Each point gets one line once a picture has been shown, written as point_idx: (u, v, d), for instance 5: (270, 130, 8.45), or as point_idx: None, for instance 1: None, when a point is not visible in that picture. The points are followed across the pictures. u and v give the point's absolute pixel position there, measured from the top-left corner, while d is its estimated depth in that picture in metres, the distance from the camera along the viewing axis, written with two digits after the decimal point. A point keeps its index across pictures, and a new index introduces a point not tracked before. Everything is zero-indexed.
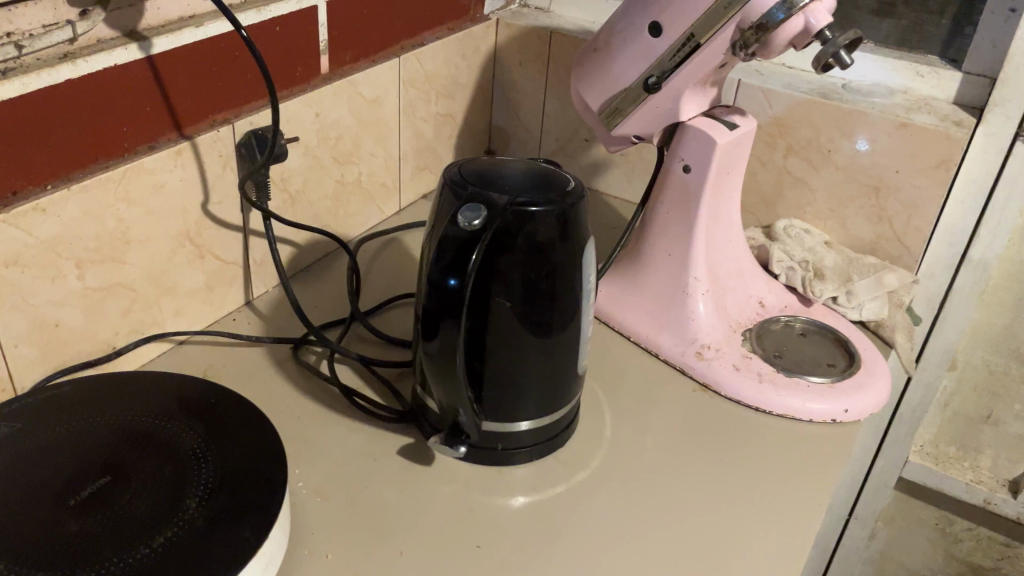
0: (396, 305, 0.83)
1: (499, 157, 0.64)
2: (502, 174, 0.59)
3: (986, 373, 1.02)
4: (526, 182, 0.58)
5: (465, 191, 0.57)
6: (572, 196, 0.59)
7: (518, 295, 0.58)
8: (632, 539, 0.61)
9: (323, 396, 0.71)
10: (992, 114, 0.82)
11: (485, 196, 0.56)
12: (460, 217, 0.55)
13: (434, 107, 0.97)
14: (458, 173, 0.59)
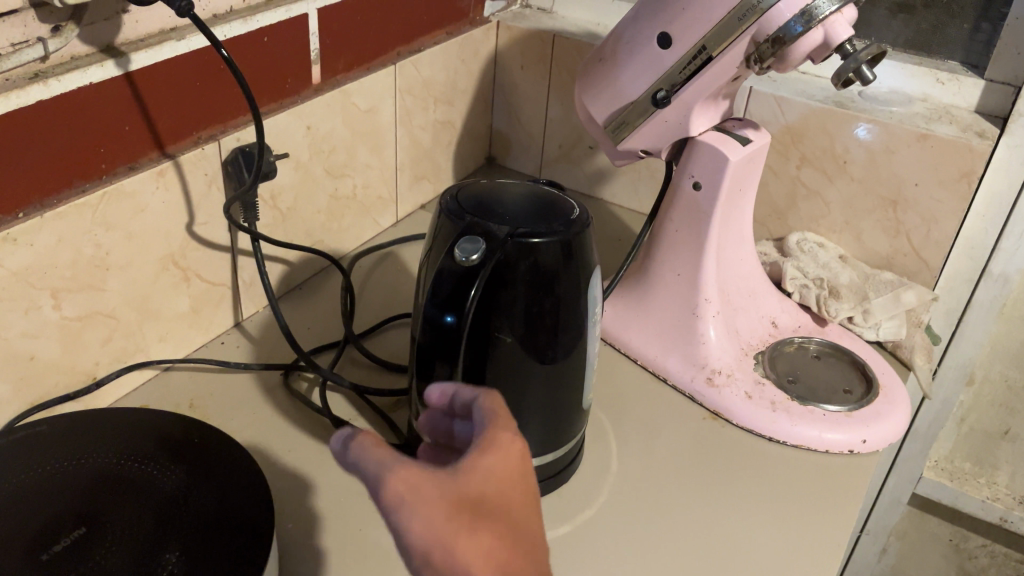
0: (391, 326, 0.79)
1: (497, 179, 0.60)
2: (502, 201, 0.55)
3: (1004, 388, 0.98)
4: (527, 210, 0.55)
5: (462, 221, 0.53)
6: (576, 222, 0.55)
7: (520, 330, 0.54)
8: None
9: (314, 428, 0.67)
10: (1016, 124, 0.78)
11: (484, 227, 0.52)
12: (457, 250, 0.51)
13: (432, 114, 0.93)
14: (454, 200, 0.55)
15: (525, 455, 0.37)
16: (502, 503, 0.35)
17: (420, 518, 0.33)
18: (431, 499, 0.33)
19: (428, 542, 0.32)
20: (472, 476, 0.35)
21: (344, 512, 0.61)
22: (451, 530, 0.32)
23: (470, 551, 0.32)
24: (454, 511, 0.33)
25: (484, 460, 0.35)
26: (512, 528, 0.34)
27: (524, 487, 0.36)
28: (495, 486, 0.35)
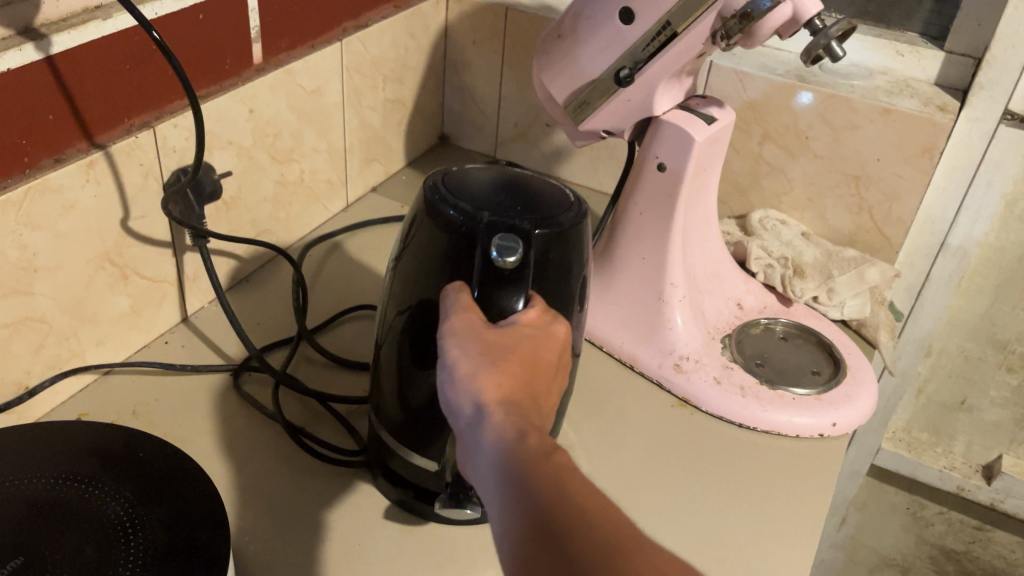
0: (344, 320, 0.76)
1: (466, 168, 0.56)
2: (491, 187, 0.52)
3: (961, 359, 0.99)
4: (521, 198, 0.51)
5: (457, 213, 0.49)
6: (568, 212, 0.53)
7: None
8: None
9: (268, 433, 0.64)
10: (976, 98, 0.78)
11: (482, 218, 0.48)
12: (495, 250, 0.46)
13: (382, 93, 0.89)
14: (438, 188, 0.52)
15: (565, 342, 0.45)
16: (530, 352, 0.42)
17: (457, 347, 0.42)
18: (473, 336, 0.42)
19: (461, 363, 0.41)
20: (509, 331, 0.43)
21: (305, 517, 0.58)
22: (479, 359, 0.41)
23: (487, 373, 0.40)
24: (488, 349, 0.41)
25: (524, 325, 0.44)
26: (530, 377, 0.41)
27: (554, 359, 0.43)
28: (526, 344, 0.42)
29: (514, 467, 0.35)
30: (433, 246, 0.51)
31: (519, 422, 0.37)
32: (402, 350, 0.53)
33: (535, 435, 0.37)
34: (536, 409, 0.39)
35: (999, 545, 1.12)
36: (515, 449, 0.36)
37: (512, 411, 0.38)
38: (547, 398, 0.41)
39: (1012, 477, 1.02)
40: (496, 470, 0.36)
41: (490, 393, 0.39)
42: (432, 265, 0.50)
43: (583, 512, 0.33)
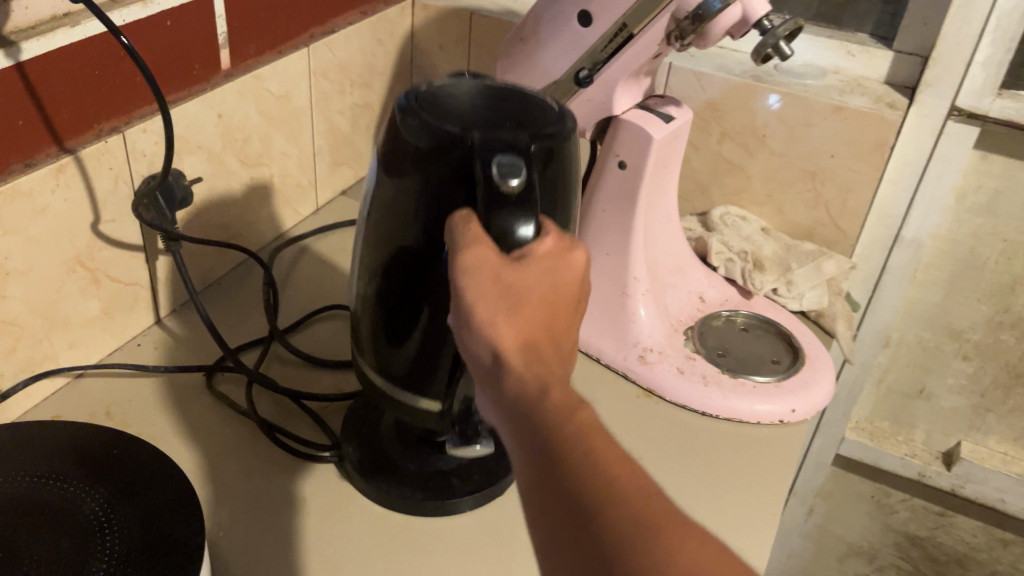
0: (315, 320, 0.77)
1: (439, 80, 0.52)
2: (465, 100, 0.49)
3: (918, 349, 1.02)
4: (501, 109, 0.49)
5: (438, 133, 0.46)
6: (555, 118, 0.50)
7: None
8: None
9: (241, 430, 0.65)
10: (924, 95, 0.82)
11: (468, 136, 0.46)
12: (498, 171, 0.43)
13: (349, 97, 0.90)
14: (411, 107, 0.49)
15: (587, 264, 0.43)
16: (548, 290, 0.41)
17: (472, 291, 0.41)
18: (490, 274, 0.41)
19: (478, 307, 0.40)
20: (525, 265, 0.41)
21: (278, 511, 0.59)
22: (496, 306, 0.40)
23: (504, 323, 0.39)
24: (504, 292, 0.40)
25: (543, 256, 0.42)
26: (547, 321, 0.40)
27: (575, 291, 0.42)
28: (544, 282, 0.41)
29: (538, 430, 0.36)
30: (415, 174, 0.48)
31: (540, 379, 0.38)
32: (387, 304, 0.53)
33: (556, 391, 0.37)
34: (556, 360, 0.39)
35: (961, 530, 1.15)
36: (537, 407, 0.36)
37: (531, 367, 0.38)
38: (568, 335, 0.41)
39: (970, 463, 1.04)
40: (520, 431, 0.36)
41: (509, 347, 0.39)
42: (419, 199, 0.48)
43: (605, 488, 0.33)
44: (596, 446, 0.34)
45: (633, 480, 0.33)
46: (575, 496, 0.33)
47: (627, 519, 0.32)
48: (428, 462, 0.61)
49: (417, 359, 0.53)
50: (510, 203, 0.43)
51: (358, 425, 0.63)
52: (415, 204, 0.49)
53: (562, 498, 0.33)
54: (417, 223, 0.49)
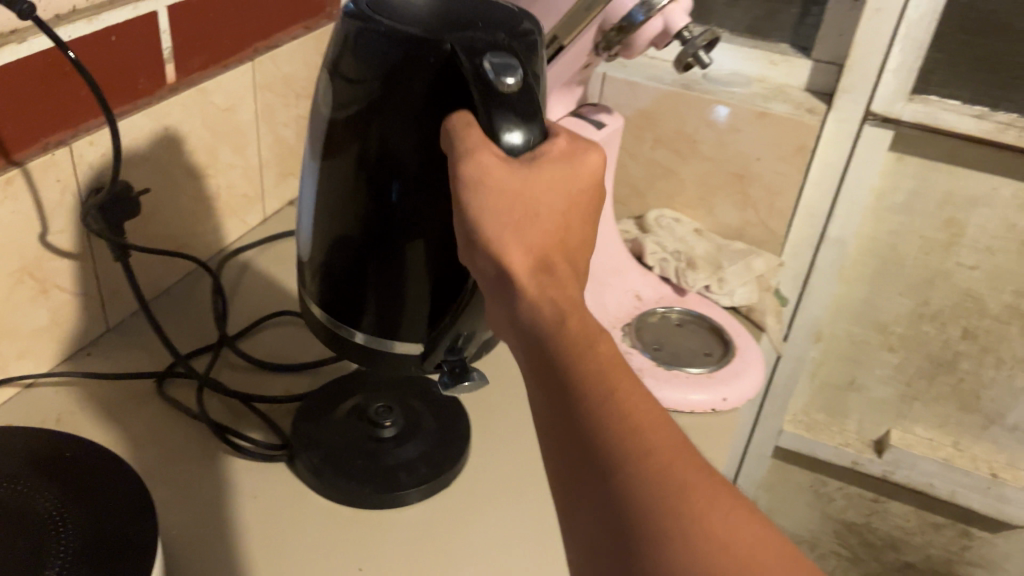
0: (265, 326, 0.79)
1: None
2: (419, 9, 0.47)
3: (848, 342, 1.08)
4: (462, 13, 0.47)
5: (410, 44, 0.44)
6: (518, 15, 0.49)
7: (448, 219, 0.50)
8: (526, 549, 0.61)
9: (193, 433, 0.67)
10: (841, 100, 0.87)
11: (445, 43, 0.44)
12: (490, 70, 0.42)
13: (294, 110, 0.93)
14: (362, 19, 0.46)
15: (592, 171, 0.44)
16: (555, 204, 0.43)
17: (479, 203, 0.41)
18: (500, 185, 0.41)
19: (486, 221, 0.41)
20: (533, 175, 0.41)
21: (231, 508, 0.61)
22: (505, 220, 0.41)
23: (512, 238, 0.41)
24: (511, 206, 0.41)
25: (554, 164, 0.43)
26: (555, 240, 0.43)
27: (580, 206, 0.44)
28: (551, 193, 0.42)
29: (561, 348, 0.39)
30: (382, 99, 0.46)
31: (551, 296, 0.40)
32: (347, 257, 0.53)
33: (569, 311, 0.40)
34: (572, 281, 0.42)
35: (895, 515, 1.20)
36: (557, 325, 0.39)
37: (543, 284, 0.41)
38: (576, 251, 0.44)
39: (899, 450, 1.10)
40: (539, 345, 0.39)
41: (519, 262, 0.41)
42: (394, 123, 0.47)
43: (618, 410, 0.36)
44: (612, 372, 0.38)
45: (645, 407, 0.37)
46: (588, 415, 0.37)
47: (634, 442, 0.35)
48: (376, 455, 0.64)
49: (388, 306, 0.53)
50: (510, 103, 0.42)
51: (309, 422, 0.66)
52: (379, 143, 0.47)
53: (573, 418, 0.37)
54: (381, 168, 0.48)
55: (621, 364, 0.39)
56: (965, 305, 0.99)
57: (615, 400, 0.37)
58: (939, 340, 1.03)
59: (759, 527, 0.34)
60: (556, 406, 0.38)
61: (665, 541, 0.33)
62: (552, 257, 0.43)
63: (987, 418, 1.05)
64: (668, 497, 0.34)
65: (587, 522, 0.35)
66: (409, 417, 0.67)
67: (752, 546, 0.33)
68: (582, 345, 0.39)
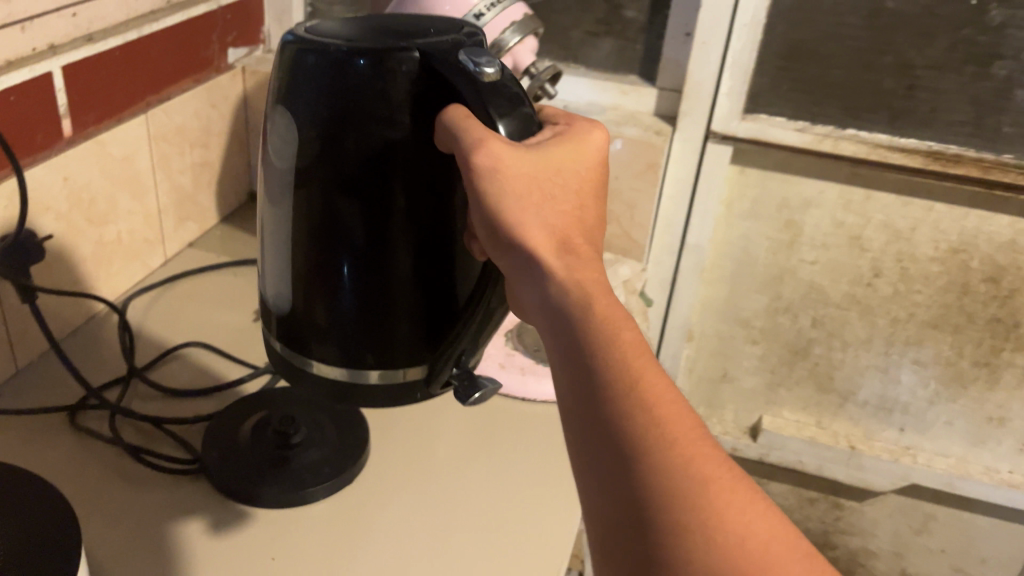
0: (174, 357, 0.84)
1: (337, 24, 0.55)
2: (350, 31, 0.53)
3: (716, 338, 1.20)
4: (394, 29, 0.53)
5: (367, 57, 0.49)
6: (440, 23, 0.56)
7: (418, 238, 0.54)
8: (425, 528, 0.68)
9: (107, 456, 0.71)
10: (684, 123, 1.02)
11: (414, 49, 0.50)
12: (474, 68, 0.48)
13: (189, 157, 0.99)
14: (307, 44, 0.51)
15: (586, 159, 0.53)
16: (555, 182, 0.50)
17: (494, 189, 0.48)
18: (515, 174, 0.48)
19: (504, 210, 0.48)
20: (536, 160, 0.49)
21: (148, 518, 0.66)
22: (521, 207, 0.49)
23: (532, 221, 0.49)
24: (523, 191, 0.48)
25: (559, 151, 0.51)
26: (565, 225, 0.50)
27: (578, 192, 0.52)
28: (553, 176, 0.50)
29: (591, 327, 0.44)
30: (345, 114, 0.50)
31: (574, 275, 0.47)
32: (322, 288, 0.55)
33: (594, 293, 0.46)
34: (590, 267, 0.48)
35: (776, 495, 1.32)
36: (586, 306, 0.45)
37: (567, 266, 0.47)
38: (592, 230, 0.52)
39: (771, 432, 1.20)
40: (568, 321, 0.45)
41: (540, 244, 0.48)
42: (366, 132, 0.50)
43: (647, 399, 0.42)
44: (641, 362, 0.43)
45: (672, 401, 0.42)
46: (619, 400, 0.42)
47: (661, 431, 0.40)
48: (284, 462, 0.70)
49: (374, 335, 0.56)
50: (494, 92, 0.48)
51: (219, 440, 0.72)
52: (340, 167, 0.52)
53: (596, 393, 0.42)
54: (343, 192, 0.52)
55: (647, 355, 0.44)
56: (811, 297, 1.12)
57: (644, 387, 0.42)
58: (793, 330, 1.15)
59: (768, 522, 0.39)
60: (582, 380, 0.43)
61: (679, 523, 0.38)
62: (569, 243, 0.49)
63: (842, 396, 1.19)
64: (690, 485, 0.39)
65: (606, 498, 0.40)
66: (312, 427, 0.73)
67: (762, 541, 0.38)
68: (611, 334, 0.44)
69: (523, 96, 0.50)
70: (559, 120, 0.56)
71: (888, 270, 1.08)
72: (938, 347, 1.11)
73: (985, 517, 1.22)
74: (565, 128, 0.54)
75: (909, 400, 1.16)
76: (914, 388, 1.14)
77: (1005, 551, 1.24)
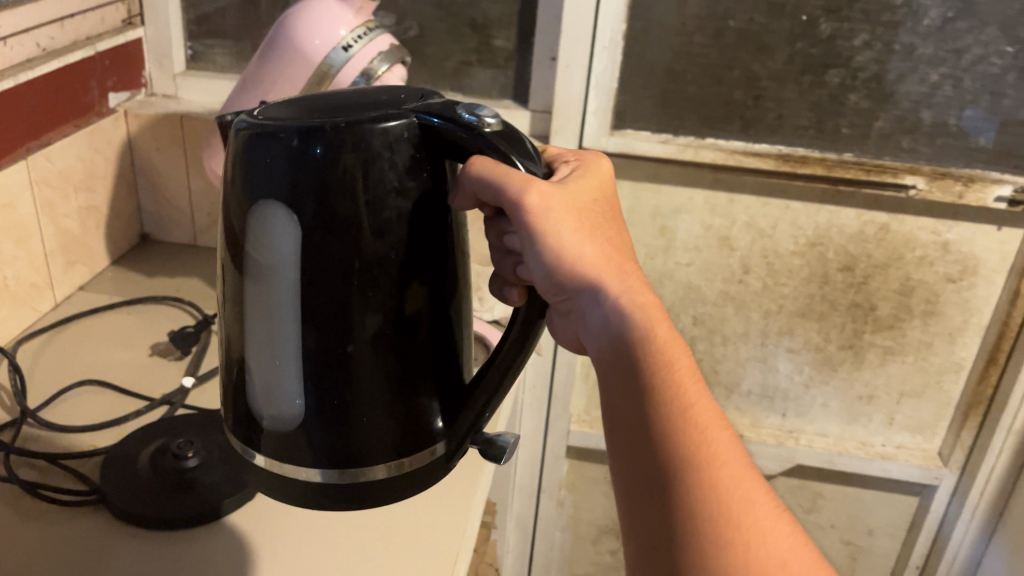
0: (68, 396, 0.85)
1: (276, 111, 0.53)
2: (303, 111, 0.52)
3: None
4: (349, 103, 0.53)
5: (323, 145, 0.49)
6: (395, 93, 0.56)
7: (394, 321, 0.53)
8: (325, 530, 0.72)
9: (3, 496, 0.72)
10: (557, 140, 1.08)
11: (410, 116, 0.51)
12: (468, 121, 0.50)
13: (75, 201, 1.00)
14: (262, 130, 0.50)
15: (606, 189, 0.58)
16: (590, 212, 0.55)
17: (546, 228, 0.52)
18: (560, 212, 0.52)
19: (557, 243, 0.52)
20: (571, 197, 0.54)
21: (46, 550, 0.67)
22: (574, 237, 0.53)
23: (587, 249, 0.53)
24: (571, 223, 0.53)
25: (586, 186, 0.56)
26: (611, 250, 0.55)
27: (609, 219, 0.57)
28: (588, 205, 0.55)
29: (647, 349, 0.50)
30: (324, 199, 0.49)
31: (628, 297, 0.52)
32: (309, 389, 0.53)
33: (651, 318, 0.51)
34: (645, 290, 0.53)
35: None
36: (644, 330, 0.51)
37: (619, 292, 0.52)
38: (626, 249, 0.57)
39: None
40: (621, 342, 0.51)
41: (595, 268, 0.53)
42: (350, 211, 0.50)
43: (697, 415, 0.48)
44: (693, 386, 0.49)
45: (721, 428, 0.48)
46: (676, 418, 0.47)
47: (713, 452, 0.46)
48: (184, 485, 0.71)
49: (370, 427, 0.55)
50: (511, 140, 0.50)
51: (117, 469, 0.73)
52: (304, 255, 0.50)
53: (655, 408, 0.48)
54: (317, 289, 0.51)
55: (700, 380, 0.50)
56: (690, 296, 1.20)
57: (698, 412, 0.48)
58: (677, 330, 1.23)
59: (808, 550, 0.45)
60: (639, 396, 0.49)
61: (728, 538, 0.43)
62: (617, 268, 0.54)
63: (727, 388, 1.26)
64: (738, 504, 0.45)
65: (650, 505, 0.46)
66: (210, 448, 0.75)
67: (804, 565, 0.44)
68: (667, 355, 0.50)
69: (524, 137, 0.52)
70: (569, 157, 0.61)
71: (756, 266, 1.16)
72: (808, 335, 1.20)
73: (866, 489, 1.31)
74: (579, 163, 0.60)
75: (787, 386, 1.24)
76: (790, 374, 1.23)
77: (887, 521, 1.34)
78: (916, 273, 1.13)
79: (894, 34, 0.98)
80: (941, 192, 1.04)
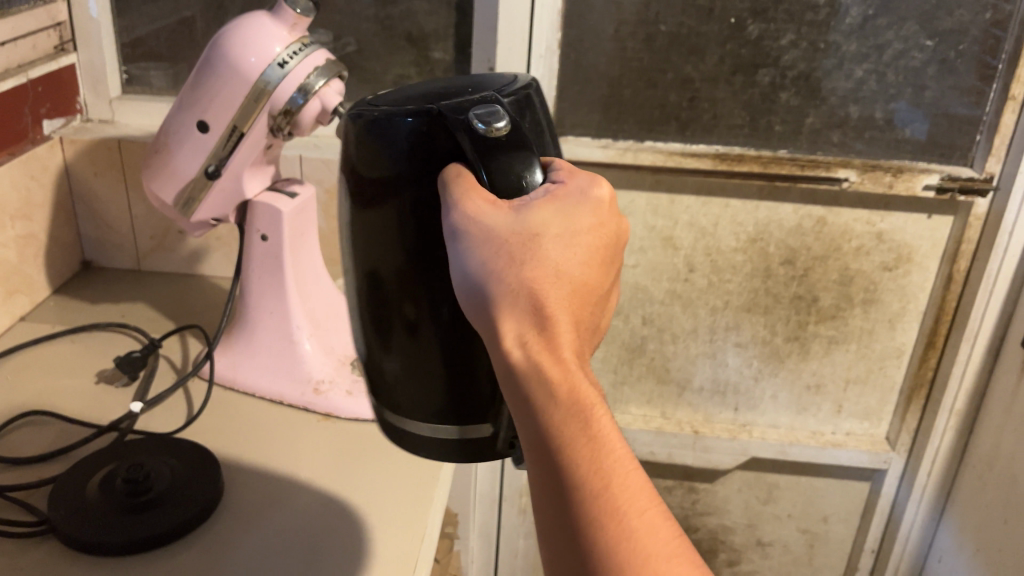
0: (12, 427, 0.83)
1: (407, 88, 0.59)
2: (409, 95, 0.57)
3: None
4: (451, 88, 0.56)
5: (413, 116, 0.53)
6: (500, 81, 0.59)
7: None
8: (283, 537, 0.72)
9: None
10: None
11: (432, 108, 0.52)
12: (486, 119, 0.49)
13: (11, 230, 0.98)
14: (370, 117, 0.55)
15: (583, 203, 0.47)
16: (531, 235, 0.45)
17: (463, 253, 0.46)
18: (476, 238, 0.46)
19: (472, 271, 0.46)
20: (507, 220, 0.45)
21: None
22: (491, 268, 0.45)
23: (505, 283, 0.44)
24: (494, 250, 0.45)
25: (545, 207, 0.46)
26: (554, 283, 0.44)
27: (571, 246, 0.46)
28: (535, 226, 0.45)
29: (548, 420, 0.41)
30: (408, 169, 0.54)
31: (536, 352, 0.43)
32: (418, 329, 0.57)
33: (558, 381, 0.42)
34: (569, 341, 0.43)
35: None
36: (546, 396, 0.42)
37: (530, 344, 0.43)
38: (589, 281, 0.46)
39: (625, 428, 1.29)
40: (520, 402, 0.43)
41: (510, 307, 0.44)
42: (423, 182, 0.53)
43: (596, 513, 0.39)
44: (612, 468, 0.40)
45: (634, 529, 0.39)
46: (574, 509, 0.40)
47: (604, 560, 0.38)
48: (135, 509, 0.70)
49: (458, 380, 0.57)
50: (512, 146, 0.48)
51: (65, 496, 0.72)
52: (422, 219, 0.54)
53: (554, 491, 0.41)
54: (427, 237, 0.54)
55: (624, 448, 0.41)
56: (638, 297, 1.22)
57: (602, 508, 0.39)
58: (627, 330, 1.25)
59: None
60: (536, 469, 0.42)
61: None
62: (545, 312, 0.43)
63: (680, 385, 1.28)
64: None
65: None
66: (160, 471, 0.74)
67: None
68: (582, 425, 0.41)
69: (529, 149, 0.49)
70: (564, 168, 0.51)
71: (700, 264, 1.19)
72: (754, 329, 1.22)
73: (820, 477, 1.34)
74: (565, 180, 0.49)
75: (738, 380, 1.27)
76: (740, 368, 1.26)
77: (842, 507, 1.37)
78: (854, 264, 1.17)
79: (821, 33, 1.02)
80: (873, 184, 1.08)
